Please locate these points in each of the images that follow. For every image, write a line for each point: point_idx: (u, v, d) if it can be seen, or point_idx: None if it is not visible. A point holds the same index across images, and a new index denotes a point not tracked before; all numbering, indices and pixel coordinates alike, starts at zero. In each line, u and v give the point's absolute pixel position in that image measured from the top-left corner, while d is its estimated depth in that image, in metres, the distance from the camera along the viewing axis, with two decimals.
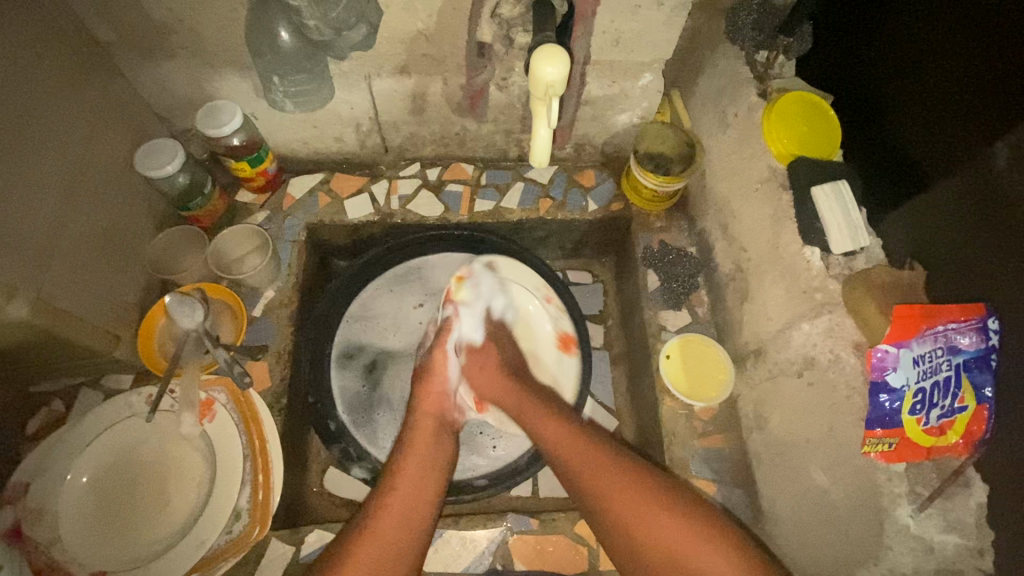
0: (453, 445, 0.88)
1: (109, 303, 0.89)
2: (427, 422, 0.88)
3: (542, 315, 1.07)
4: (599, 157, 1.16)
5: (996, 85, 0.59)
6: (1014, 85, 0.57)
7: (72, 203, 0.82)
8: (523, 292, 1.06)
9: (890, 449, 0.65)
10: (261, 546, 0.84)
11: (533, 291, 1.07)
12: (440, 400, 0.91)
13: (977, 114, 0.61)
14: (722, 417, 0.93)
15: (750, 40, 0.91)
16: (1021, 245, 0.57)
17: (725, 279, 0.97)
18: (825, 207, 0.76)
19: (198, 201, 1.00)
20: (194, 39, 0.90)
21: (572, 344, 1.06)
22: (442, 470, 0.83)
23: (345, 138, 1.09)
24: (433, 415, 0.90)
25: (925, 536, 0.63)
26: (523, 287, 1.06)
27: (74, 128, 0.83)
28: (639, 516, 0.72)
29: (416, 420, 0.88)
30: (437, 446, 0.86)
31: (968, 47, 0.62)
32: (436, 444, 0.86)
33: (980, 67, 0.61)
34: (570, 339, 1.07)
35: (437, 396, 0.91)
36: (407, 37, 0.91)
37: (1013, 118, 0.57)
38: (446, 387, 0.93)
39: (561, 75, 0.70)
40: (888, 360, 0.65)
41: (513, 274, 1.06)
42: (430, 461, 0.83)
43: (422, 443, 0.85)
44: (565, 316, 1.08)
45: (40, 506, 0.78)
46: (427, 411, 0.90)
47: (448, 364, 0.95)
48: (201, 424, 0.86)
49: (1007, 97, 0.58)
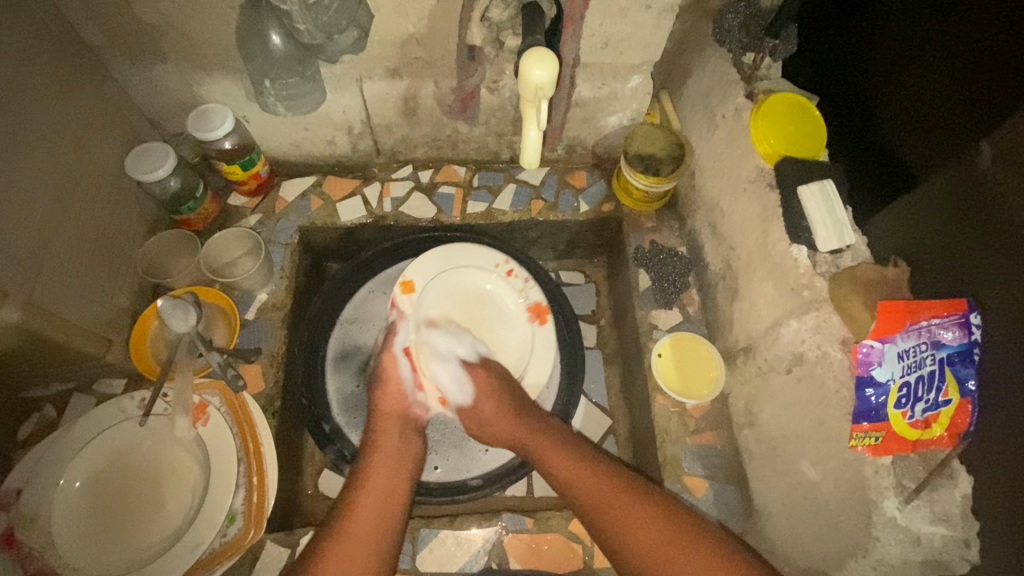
0: (420, 446, 0.91)
1: (101, 307, 0.88)
2: (389, 423, 0.91)
3: (505, 289, 1.03)
4: (590, 158, 1.17)
5: (979, 88, 0.60)
6: (996, 88, 0.58)
7: (64, 208, 0.82)
8: (481, 272, 1.03)
9: (876, 442, 0.67)
10: (256, 549, 0.84)
11: (490, 267, 1.03)
12: (401, 402, 0.93)
13: (960, 116, 0.63)
14: (713, 414, 0.94)
15: (738, 43, 0.92)
16: (1003, 243, 0.58)
17: (715, 278, 0.98)
18: (813, 207, 0.77)
19: (190, 205, 1.00)
20: (185, 43, 0.90)
21: (545, 314, 1.02)
22: (409, 468, 0.86)
23: (337, 141, 1.10)
24: (392, 416, 0.92)
25: (912, 528, 0.65)
26: (479, 267, 1.03)
27: (64, 132, 0.83)
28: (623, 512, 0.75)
29: (379, 423, 0.90)
30: (404, 447, 0.89)
31: (952, 51, 0.63)
32: (404, 445, 0.89)
33: (965, 70, 0.62)
34: (542, 309, 1.02)
35: (395, 397, 0.94)
36: (398, 40, 0.92)
37: (997, 120, 0.58)
38: (402, 390, 0.95)
39: (550, 76, 0.71)
40: (873, 355, 0.67)
41: (463, 258, 1.03)
42: (397, 462, 0.86)
43: (388, 445, 0.88)
44: (530, 284, 1.03)
45: (32, 512, 0.77)
46: (388, 414, 0.92)
47: (401, 367, 0.96)
48: (195, 427, 0.86)
49: (990, 99, 0.59)
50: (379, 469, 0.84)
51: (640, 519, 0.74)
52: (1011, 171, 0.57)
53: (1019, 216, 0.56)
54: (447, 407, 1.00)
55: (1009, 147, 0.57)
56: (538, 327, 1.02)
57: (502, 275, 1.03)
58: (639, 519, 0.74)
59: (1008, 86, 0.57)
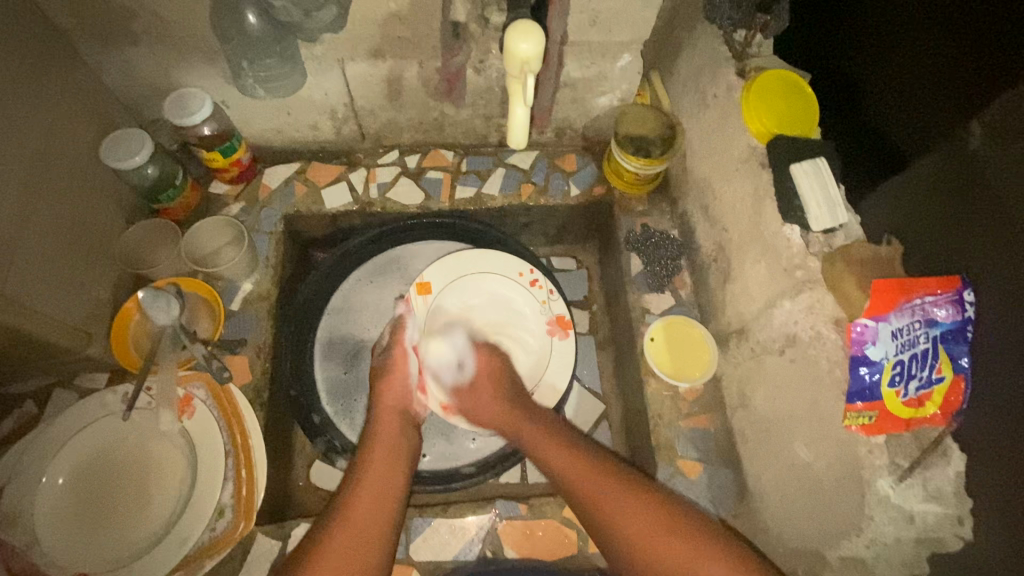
0: (417, 437, 0.88)
1: (79, 299, 0.86)
2: (389, 414, 0.88)
3: (527, 298, 1.04)
4: (580, 141, 1.16)
5: (963, 72, 0.60)
6: (982, 70, 0.58)
7: (36, 196, 0.79)
8: (504, 280, 1.05)
9: (870, 421, 0.66)
10: (246, 542, 0.83)
11: (513, 276, 1.04)
12: (404, 393, 0.91)
13: (945, 100, 0.63)
14: (706, 398, 0.94)
15: (727, 19, 0.88)
16: (995, 221, 0.57)
17: (707, 260, 0.97)
18: (804, 185, 0.76)
19: (168, 194, 0.97)
20: (158, 23, 0.87)
21: (568, 327, 1.02)
22: (407, 460, 0.84)
23: (321, 126, 1.07)
24: (393, 407, 0.89)
25: (906, 507, 0.65)
26: (503, 274, 1.05)
27: (33, 116, 0.80)
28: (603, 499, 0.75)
29: (380, 413, 0.88)
30: (402, 436, 0.86)
31: (936, 35, 0.63)
32: (399, 436, 0.86)
33: (950, 52, 0.61)
34: (564, 322, 1.02)
35: (400, 389, 0.91)
36: (380, 19, 0.89)
37: (985, 100, 0.58)
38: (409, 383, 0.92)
39: (537, 51, 0.69)
40: (866, 334, 0.66)
41: (469, 262, 1.05)
42: (395, 451, 0.84)
43: (386, 435, 0.86)
44: (553, 296, 1.03)
45: (15, 510, 0.75)
46: (389, 404, 0.89)
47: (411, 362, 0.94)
48: (181, 420, 0.84)
49: (978, 80, 0.58)
50: (378, 460, 0.81)
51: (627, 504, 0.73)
52: (1004, 149, 0.56)
53: (1012, 194, 0.55)
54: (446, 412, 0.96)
55: (999, 124, 0.57)
56: (559, 340, 1.01)
57: (526, 284, 1.04)
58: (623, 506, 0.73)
59: (993, 68, 0.57)
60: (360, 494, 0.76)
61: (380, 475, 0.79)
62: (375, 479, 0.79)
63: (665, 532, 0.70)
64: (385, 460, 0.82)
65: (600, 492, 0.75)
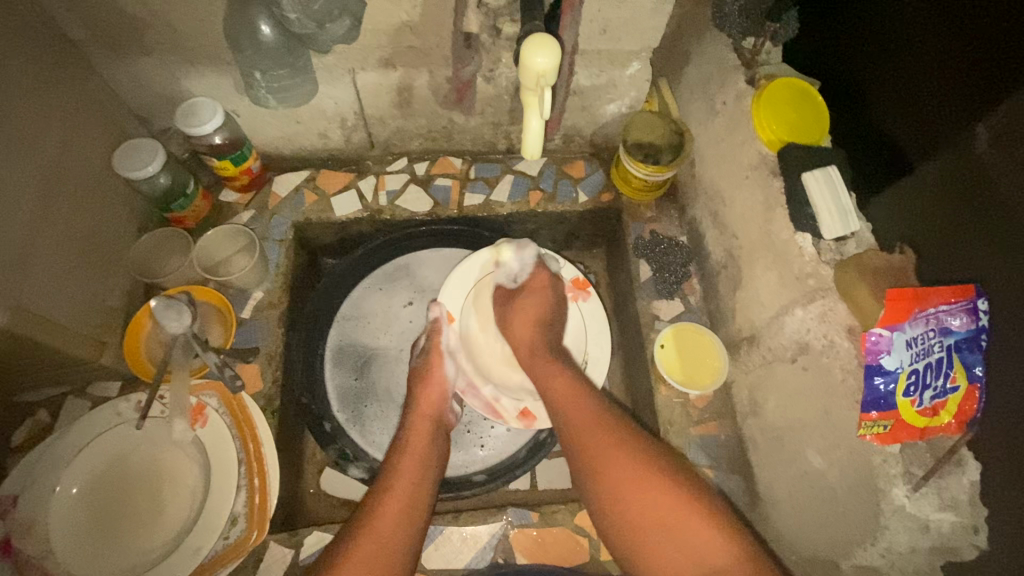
0: (445, 447, 0.88)
1: (92, 308, 0.86)
2: (423, 424, 0.88)
3: None
4: (587, 148, 1.16)
5: (970, 80, 0.61)
6: (988, 77, 0.59)
7: (51, 207, 0.80)
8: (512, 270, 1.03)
9: (884, 431, 0.66)
10: (259, 550, 0.83)
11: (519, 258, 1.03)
12: (439, 401, 0.91)
13: (952, 109, 0.63)
14: (716, 404, 0.94)
15: (737, 27, 0.89)
16: (999, 224, 0.58)
17: (716, 267, 0.97)
18: (818, 195, 0.75)
19: (180, 203, 0.98)
20: (172, 34, 0.88)
21: (587, 289, 1.03)
22: (434, 466, 0.83)
23: (330, 134, 1.07)
24: (427, 415, 0.89)
25: (920, 515, 0.65)
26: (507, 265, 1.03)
27: (47, 129, 0.80)
28: (637, 495, 0.71)
29: (415, 420, 0.88)
30: (432, 444, 0.86)
31: (940, 44, 0.64)
32: (430, 444, 0.85)
33: (956, 60, 0.62)
34: (582, 285, 1.03)
35: (435, 396, 0.91)
36: (391, 29, 0.90)
37: (990, 106, 0.59)
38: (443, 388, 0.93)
39: (552, 64, 0.69)
40: (882, 343, 0.65)
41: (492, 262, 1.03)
42: (423, 459, 0.83)
43: (417, 440, 0.85)
44: (559, 263, 1.04)
45: (30, 519, 0.76)
46: (422, 411, 0.89)
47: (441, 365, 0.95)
48: (194, 428, 0.84)
49: (984, 87, 0.59)
50: (407, 467, 0.81)
51: (648, 496, 0.71)
52: (1007, 153, 0.57)
53: (1014, 198, 0.56)
54: (527, 422, 0.95)
55: (1004, 130, 0.57)
56: (584, 303, 1.02)
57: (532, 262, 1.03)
58: (647, 497, 0.71)
59: (999, 74, 0.57)
60: (388, 499, 0.76)
61: (408, 481, 0.79)
62: (404, 485, 0.78)
63: (689, 520, 0.69)
64: (413, 465, 0.81)
65: (624, 479, 0.72)
